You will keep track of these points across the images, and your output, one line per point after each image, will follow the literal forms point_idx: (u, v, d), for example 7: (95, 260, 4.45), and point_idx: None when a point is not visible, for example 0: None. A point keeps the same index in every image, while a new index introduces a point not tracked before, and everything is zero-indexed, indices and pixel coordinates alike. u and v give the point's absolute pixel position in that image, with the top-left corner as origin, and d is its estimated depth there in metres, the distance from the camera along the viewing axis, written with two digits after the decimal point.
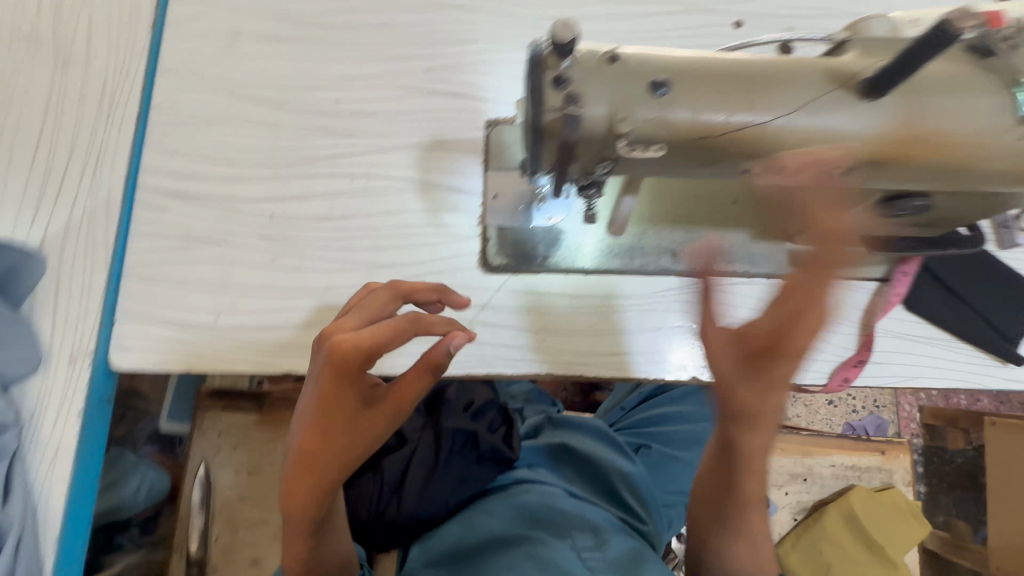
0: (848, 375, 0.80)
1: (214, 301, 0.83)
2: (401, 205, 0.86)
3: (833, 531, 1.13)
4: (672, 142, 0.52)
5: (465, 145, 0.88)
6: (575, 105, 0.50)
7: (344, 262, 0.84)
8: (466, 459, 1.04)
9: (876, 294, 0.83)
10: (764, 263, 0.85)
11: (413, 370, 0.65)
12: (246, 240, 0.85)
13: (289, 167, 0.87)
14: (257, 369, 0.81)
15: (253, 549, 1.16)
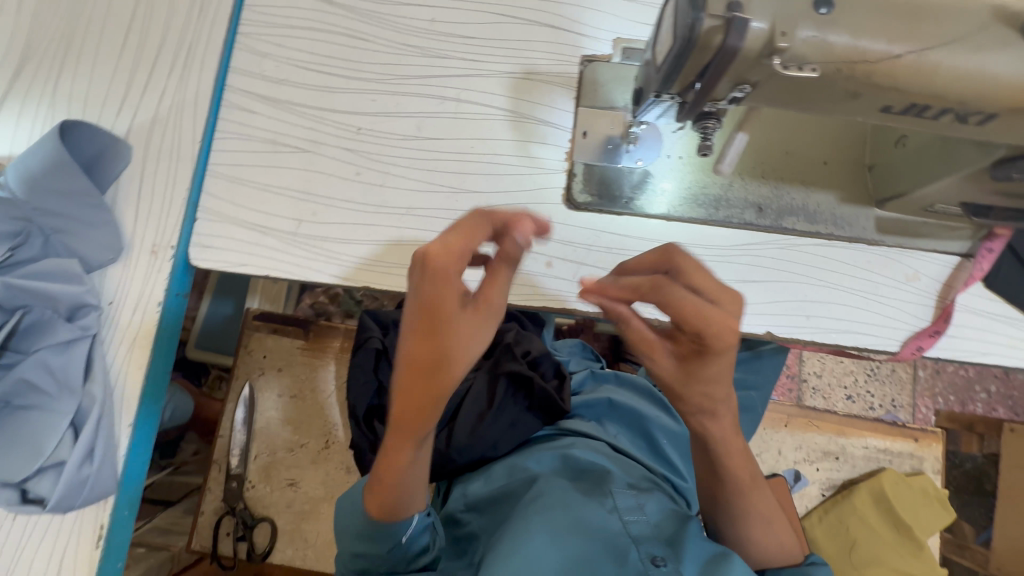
0: (922, 344, 0.81)
1: (296, 209, 0.82)
2: (490, 133, 0.85)
3: (861, 508, 1.15)
4: (825, 66, 0.51)
5: (558, 78, 0.87)
6: (738, 13, 0.49)
7: (428, 184, 0.84)
8: (518, 405, 1.03)
9: (957, 269, 0.83)
10: (849, 227, 0.83)
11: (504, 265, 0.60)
12: (332, 151, 0.84)
13: (380, 82, 0.86)
14: (335, 280, 0.81)
15: (289, 471, 1.18)
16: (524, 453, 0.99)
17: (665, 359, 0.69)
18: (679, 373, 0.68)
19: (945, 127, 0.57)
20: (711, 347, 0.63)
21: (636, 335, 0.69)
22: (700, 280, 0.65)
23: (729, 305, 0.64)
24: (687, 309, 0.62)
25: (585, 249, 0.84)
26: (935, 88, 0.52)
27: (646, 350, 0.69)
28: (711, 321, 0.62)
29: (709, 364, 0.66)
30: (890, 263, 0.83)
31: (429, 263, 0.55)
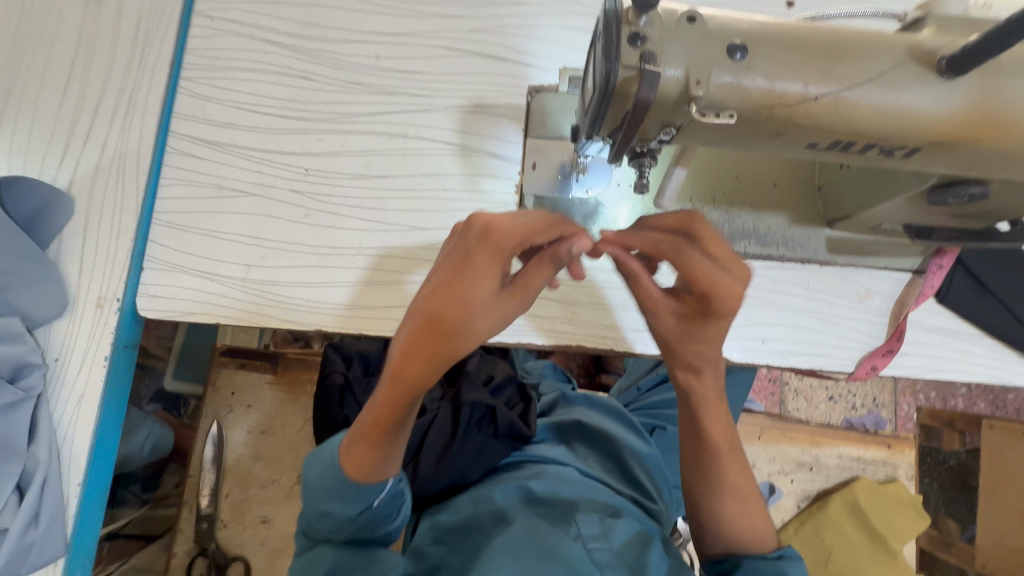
0: (876, 363, 0.81)
1: (245, 254, 0.82)
2: (438, 169, 0.85)
3: (836, 519, 1.15)
4: (743, 110, 0.51)
5: (506, 109, 0.87)
6: (651, 64, 0.48)
7: (378, 223, 0.84)
8: (484, 433, 1.02)
9: (909, 286, 0.83)
10: (801, 248, 0.83)
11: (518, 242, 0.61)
12: (280, 193, 0.83)
13: (326, 122, 0.85)
14: (286, 325, 0.81)
15: (262, 508, 1.17)
16: (489, 482, 0.98)
17: (662, 319, 0.68)
18: (677, 333, 0.68)
19: (872, 160, 0.57)
20: (712, 319, 0.64)
21: (643, 291, 0.68)
22: (715, 247, 0.64)
23: (738, 272, 0.64)
24: (704, 276, 0.62)
25: None
26: (855, 126, 0.52)
27: (648, 307, 0.68)
28: (720, 292, 0.62)
29: (702, 334, 0.66)
30: (841, 282, 0.84)
31: (490, 236, 0.59)
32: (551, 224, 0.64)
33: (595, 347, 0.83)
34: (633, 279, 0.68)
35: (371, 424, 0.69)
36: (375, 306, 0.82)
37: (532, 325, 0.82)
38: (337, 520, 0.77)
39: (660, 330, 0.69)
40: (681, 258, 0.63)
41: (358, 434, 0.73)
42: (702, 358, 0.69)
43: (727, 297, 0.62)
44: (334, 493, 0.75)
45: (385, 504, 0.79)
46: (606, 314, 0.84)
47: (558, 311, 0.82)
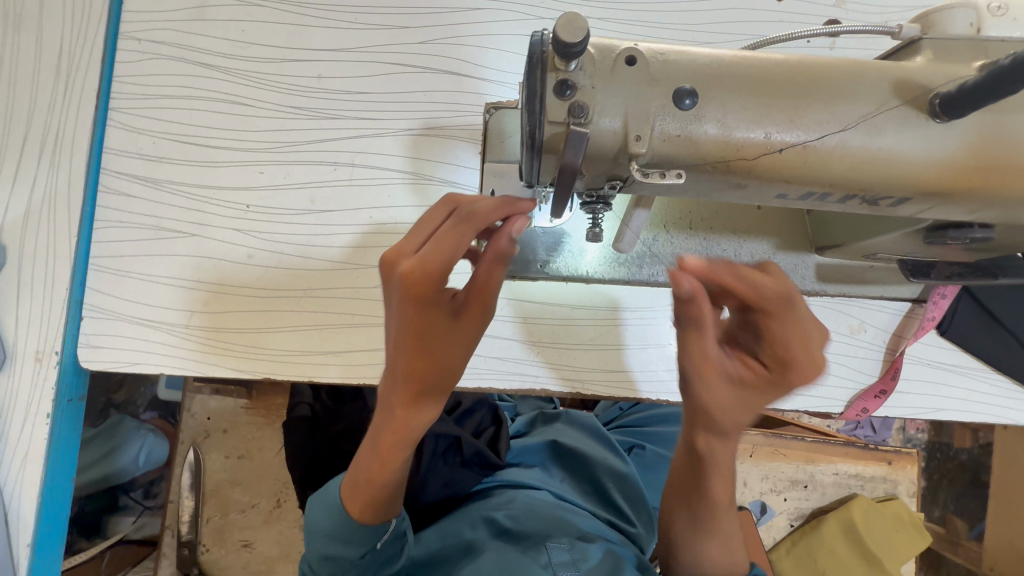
0: (868, 405, 0.75)
1: (187, 299, 0.77)
2: (389, 200, 0.79)
3: (830, 541, 1.10)
4: (694, 165, 0.44)
5: (461, 131, 0.79)
6: (580, 119, 0.41)
7: (326, 260, 0.78)
8: (451, 464, 0.97)
9: (908, 317, 0.76)
10: (787, 277, 0.74)
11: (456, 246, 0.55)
12: (221, 233, 0.78)
13: (266, 152, 0.79)
14: (233, 373, 0.77)
15: (243, 533, 1.16)
16: (459, 513, 0.94)
17: (726, 383, 0.55)
18: (728, 403, 0.55)
19: (854, 208, 0.49)
20: (779, 386, 0.53)
21: (698, 349, 0.54)
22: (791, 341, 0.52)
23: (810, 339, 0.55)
24: (796, 342, 0.51)
25: (498, 320, 0.77)
26: (830, 178, 0.44)
27: (707, 363, 0.54)
28: (806, 363, 0.52)
29: (766, 399, 0.54)
30: (831, 314, 0.76)
31: (414, 286, 0.55)
32: (462, 225, 0.56)
33: (561, 391, 0.77)
34: (699, 325, 0.53)
35: (376, 465, 0.66)
36: (326, 351, 0.77)
37: (492, 368, 0.77)
38: (341, 564, 0.70)
39: (707, 400, 0.55)
40: (779, 315, 0.51)
41: (355, 482, 0.68)
42: (735, 430, 0.58)
43: (806, 367, 0.52)
44: (338, 534, 0.68)
45: (390, 545, 0.72)
46: (572, 354, 0.78)
47: (520, 352, 0.77)
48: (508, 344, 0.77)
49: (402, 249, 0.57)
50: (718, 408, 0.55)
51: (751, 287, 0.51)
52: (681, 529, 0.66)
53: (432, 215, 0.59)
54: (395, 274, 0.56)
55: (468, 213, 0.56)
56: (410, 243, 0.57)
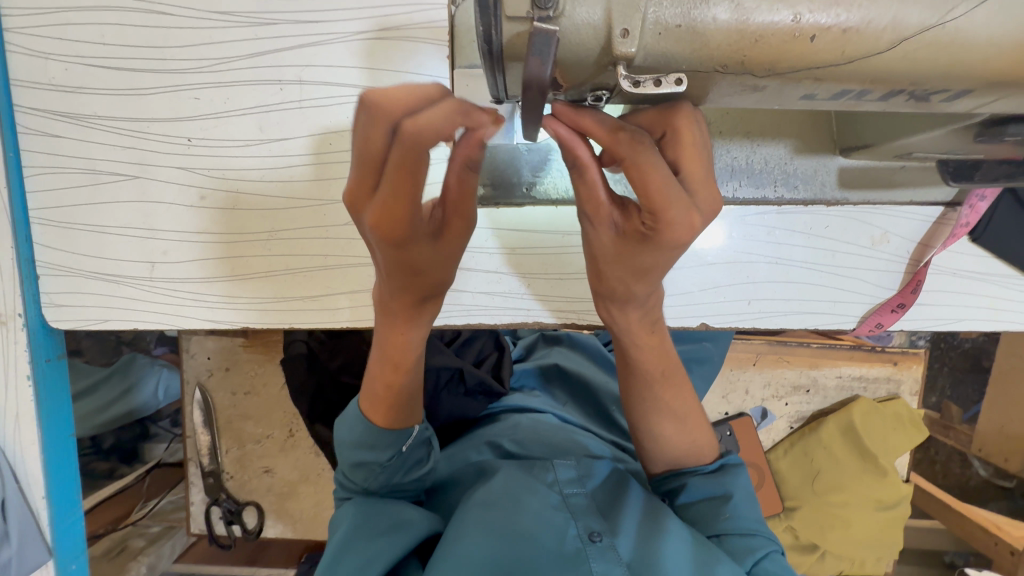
0: (883, 320, 0.70)
1: (145, 251, 0.71)
2: (346, 123, 0.68)
3: (828, 441, 1.13)
4: (700, 64, 0.34)
5: (422, 30, 0.66)
6: (547, 12, 0.31)
7: (285, 198, 0.70)
8: (453, 395, 0.94)
9: (939, 222, 0.68)
10: (804, 184, 0.67)
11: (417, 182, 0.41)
12: (167, 172, 0.69)
13: (197, 72, 0.67)
14: (209, 325, 0.73)
15: (262, 460, 1.21)
16: (465, 440, 0.94)
17: (604, 231, 0.48)
18: (614, 250, 0.49)
19: (897, 106, 0.39)
20: (656, 246, 0.46)
21: (582, 187, 0.46)
22: (690, 165, 0.43)
23: (704, 205, 0.44)
24: (664, 203, 0.41)
25: (482, 254, 0.71)
26: (871, 73, 0.35)
27: (586, 203, 0.47)
28: (671, 225, 0.43)
29: (638, 254, 0.48)
30: (854, 224, 0.68)
31: (390, 237, 0.45)
32: (416, 158, 0.40)
33: (555, 324, 0.73)
34: (574, 167, 0.45)
35: (391, 372, 0.66)
36: (302, 296, 0.72)
37: (480, 305, 0.72)
38: (371, 470, 0.70)
39: (594, 242, 0.50)
40: (637, 159, 0.40)
41: (373, 390, 0.69)
42: (627, 288, 0.53)
43: (677, 229, 0.43)
44: (363, 444, 0.68)
45: (414, 449, 0.72)
46: (567, 284, 0.72)
47: (510, 286, 0.72)
48: (497, 278, 0.71)
49: (354, 193, 0.44)
50: (603, 251, 0.49)
51: (610, 130, 0.41)
52: (646, 419, 0.77)
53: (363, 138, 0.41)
54: (362, 223, 0.46)
55: (406, 140, 0.39)
56: (359, 183, 0.43)
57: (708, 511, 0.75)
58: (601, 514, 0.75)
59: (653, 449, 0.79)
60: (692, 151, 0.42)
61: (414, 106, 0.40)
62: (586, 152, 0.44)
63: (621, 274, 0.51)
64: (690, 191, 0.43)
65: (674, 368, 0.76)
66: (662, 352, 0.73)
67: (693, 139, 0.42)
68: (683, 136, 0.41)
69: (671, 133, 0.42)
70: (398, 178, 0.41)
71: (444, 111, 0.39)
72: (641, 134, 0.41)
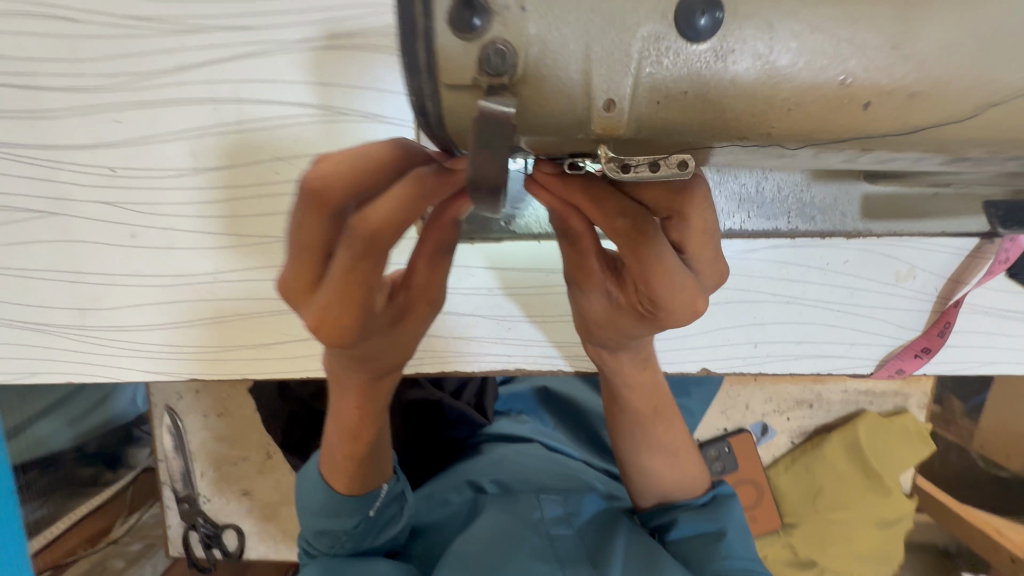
0: (905, 365, 0.63)
1: (74, 296, 0.62)
2: (293, 148, 0.59)
3: (831, 458, 1.08)
4: (712, 137, 0.25)
5: (376, 37, 0.56)
6: (506, 76, 0.23)
7: (229, 235, 0.61)
8: (433, 427, 0.89)
9: (973, 256, 0.60)
10: (822, 215, 0.58)
11: (370, 283, 0.35)
12: (90, 208, 0.60)
13: (113, 90, 0.57)
14: (152, 376, 0.65)
15: (239, 483, 1.16)
16: (446, 476, 0.88)
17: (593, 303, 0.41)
18: (603, 317, 0.42)
19: (959, 169, 0.31)
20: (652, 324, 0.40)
21: (568, 256, 0.38)
22: (698, 245, 0.36)
23: (706, 279, 0.39)
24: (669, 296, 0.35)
25: (455, 294, 0.63)
26: (938, 145, 0.26)
27: (575, 272, 0.39)
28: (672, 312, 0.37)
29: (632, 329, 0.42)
30: (873, 260, 0.61)
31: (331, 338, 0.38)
32: (365, 257, 0.33)
33: (539, 369, 0.65)
34: (563, 237, 0.37)
35: (349, 441, 0.60)
36: (254, 344, 0.64)
37: (455, 350, 0.64)
38: (335, 539, 0.65)
39: (580, 307, 0.43)
40: (638, 253, 0.33)
41: (333, 458, 0.63)
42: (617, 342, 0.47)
43: (678, 317, 0.37)
44: (327, 510, 0.63)
45: (383, 511, 0.67)
46: (552, 326, 0.64)
47: (488, 329, 0.64)
48: (473, 321, 0.63)
49: (292, 284, 0.37)
50: (591, 317, 0.43)
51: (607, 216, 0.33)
52: (638, 458, 0.71)
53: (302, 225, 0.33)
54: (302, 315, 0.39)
55: (357, 235, 0.32)
56: (299, 274, 0.36)
57: (698, 549, 0.68)
58: (590, 559, 0.69)
59: (644, 483, 0.73)
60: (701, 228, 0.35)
61: (365, 188, 0.32)
62: (579, 223, 0.36)
63: (611, 336, 0.45)
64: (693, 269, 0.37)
65: (665, 403, 0.69)
66: (655, 390, 0.65)
67: (704, 218, 0.35)
68: (694, 220, 0.35)
69: (680, 216, 0.35)
70: (341, 276, 0.34)
71: (401, 202, 0.32)
72: (645, 221, 0.33)
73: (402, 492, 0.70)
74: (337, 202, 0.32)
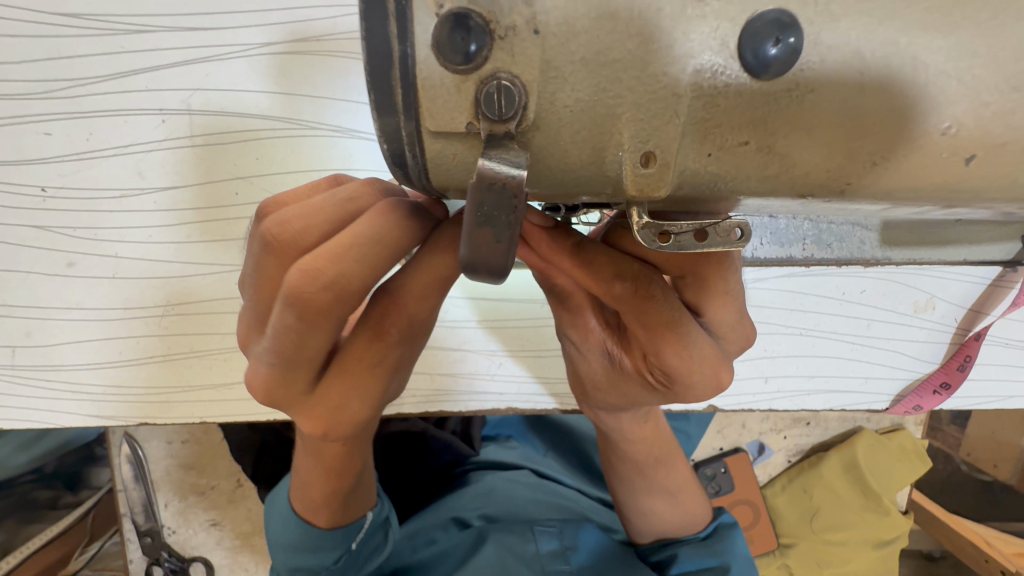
0: (923, 401, 0.59)
1: (4, 332, 0.55)
2: (257, 166, 0.52)
3: (829, 478, 1.05)
4: (773, 196, 0.20)
5: (351, 43, 0.49)
6: (515, 124, 0.17)
7: (183, 262, 0.54)
8: (418, 455, 0.84)
9: (993, 286, 0.56)
10: (841, 242, 0.53)
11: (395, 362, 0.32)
12: (21, 233, 0.52)
13: (43, 98, 0.50)
14: (95, 421, 0.57)
15: (207, 514, 1.08)
16: (431, 511, 0.81)
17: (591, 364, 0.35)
18: (606, 383, 0.36)
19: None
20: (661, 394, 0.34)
21: (561, 314, 0.34)
22: (716, 307, 0.32)
23: (732, 345, 0.34)
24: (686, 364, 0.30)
25: (442, 326, 0.57)
26: None
27: (570, 328, 0.34)
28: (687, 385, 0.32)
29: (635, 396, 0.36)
30: (892, 289, 0.57)
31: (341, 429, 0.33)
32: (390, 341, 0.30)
33: (534, 408, 0.59)
34: (553, 293, 0.33)
35: (328, 479, 0.48)
36: (213, 385, 0.57)
37: (440, 389, 0.58)
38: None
39: (581, 369, 0.36)
40: (646, 315, 0.28)
41: (309, 493, 0.51)
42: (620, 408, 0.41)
43: (698, 389, 0.31)
44: (301, 547, 0.53)
45: (368, 542, 0.59)
46: (548, 362, 0.58)
47: (477, 365, 0.58)
48: (461, 356, 0.58)
49: (272, 394, 0.30)
50: (591, 383, 0.37)
51: (608, 275, 0.28)
52: (636, 498, 0.66)
53: (315, 335, 0.27)
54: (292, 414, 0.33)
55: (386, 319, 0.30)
56: (287, 383, 0.29)
57: None
58: None
59: (637, 520, 0.69)
60: (717, 286, 0.31)
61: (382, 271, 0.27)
62: (571, 282, 0.32)
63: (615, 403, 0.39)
64: (715, 333, 0.33)
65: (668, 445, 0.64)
66: (656, 434, 0.60)
67: (720, 276, 0.31)
68: (708, 278, 0.31)
69: (692, 273, 0.31)
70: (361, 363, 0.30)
71: (429, 277, 0.29)
72: (650, 276, 0.28)
73: (388, 517, 0.62)
74: (349, 295, 0.27)
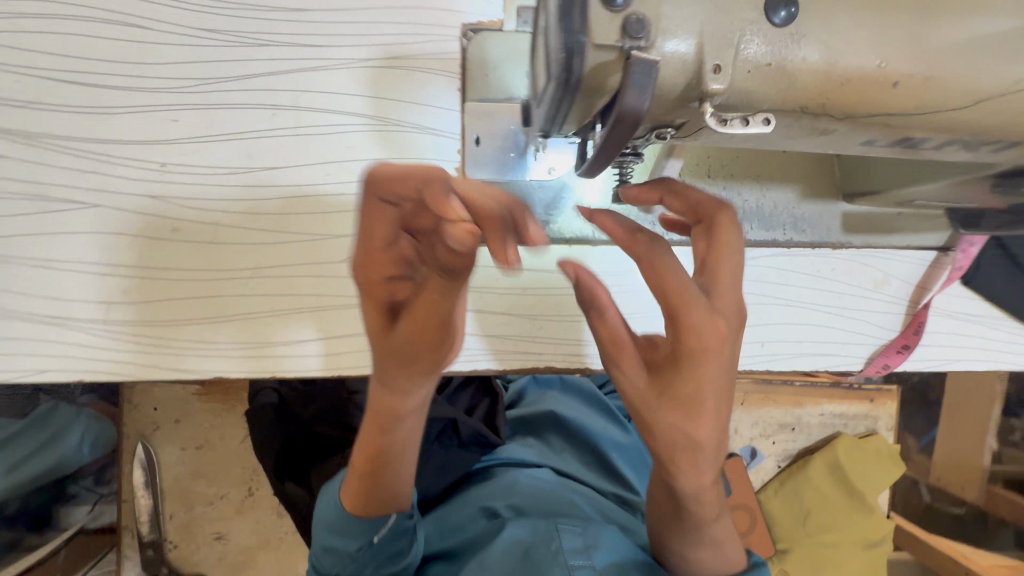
0: (890, 361, 0.71)
1: (102, 288, 0.61)
2: (348, 152, 0.63)
3: (816, 479, 1.13)
4: (784, 107, 0.32)
5: (433, 61, 0.63)
6: (641, 43, 0.29)
7: (274, 231, 0.63)
8: (445, 447, 0.87)
9: (934, 266, 0.70)
10: (810, 230, 0.68)
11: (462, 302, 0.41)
12: (136, 202, 0.61)
13: (178, 91, 0.61)
14: (172, 374, 0.63)
15: (213, 525, 1.07)
16: (457, 500, 0.86)
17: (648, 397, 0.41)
18: (652, 390, 0.41)
19: (945, 155, 0.40)
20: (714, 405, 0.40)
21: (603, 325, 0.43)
22: (721, 266, 0.43)
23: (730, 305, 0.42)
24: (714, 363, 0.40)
25: (491, 294, 0.66)
26: (939, 124, 0.35)
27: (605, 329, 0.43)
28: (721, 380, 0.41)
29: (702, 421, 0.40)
30: (858, 267, 0.70)
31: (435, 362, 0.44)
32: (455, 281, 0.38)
33: (568, 367, 0.68)
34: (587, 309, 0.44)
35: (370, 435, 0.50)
36: (286, 342, 0.64)
37: (488, 349, 0.66)
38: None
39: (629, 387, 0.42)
40: (650, 253, 0.42)
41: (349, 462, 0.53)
42: (690, 442, 0.41)
43: (700, 334, 0.40)
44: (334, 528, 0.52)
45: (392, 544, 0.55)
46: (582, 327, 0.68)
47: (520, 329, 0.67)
48: (507, 321, 0.67)
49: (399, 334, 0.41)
50: (636, 396, 0.41)
51: (627, 230, 0.44)
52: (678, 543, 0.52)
53: (434, 307, 0.39)
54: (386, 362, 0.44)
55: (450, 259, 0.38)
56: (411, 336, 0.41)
57: None
58: None
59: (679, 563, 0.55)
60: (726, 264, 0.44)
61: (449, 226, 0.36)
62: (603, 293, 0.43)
63: (676, 428, 0.40)
64: (710, 290, 0.43)
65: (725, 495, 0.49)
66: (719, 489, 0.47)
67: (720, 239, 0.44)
68: (716, 235, 0.44)
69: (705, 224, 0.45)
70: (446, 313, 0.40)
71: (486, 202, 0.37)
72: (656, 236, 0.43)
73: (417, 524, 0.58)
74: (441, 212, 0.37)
